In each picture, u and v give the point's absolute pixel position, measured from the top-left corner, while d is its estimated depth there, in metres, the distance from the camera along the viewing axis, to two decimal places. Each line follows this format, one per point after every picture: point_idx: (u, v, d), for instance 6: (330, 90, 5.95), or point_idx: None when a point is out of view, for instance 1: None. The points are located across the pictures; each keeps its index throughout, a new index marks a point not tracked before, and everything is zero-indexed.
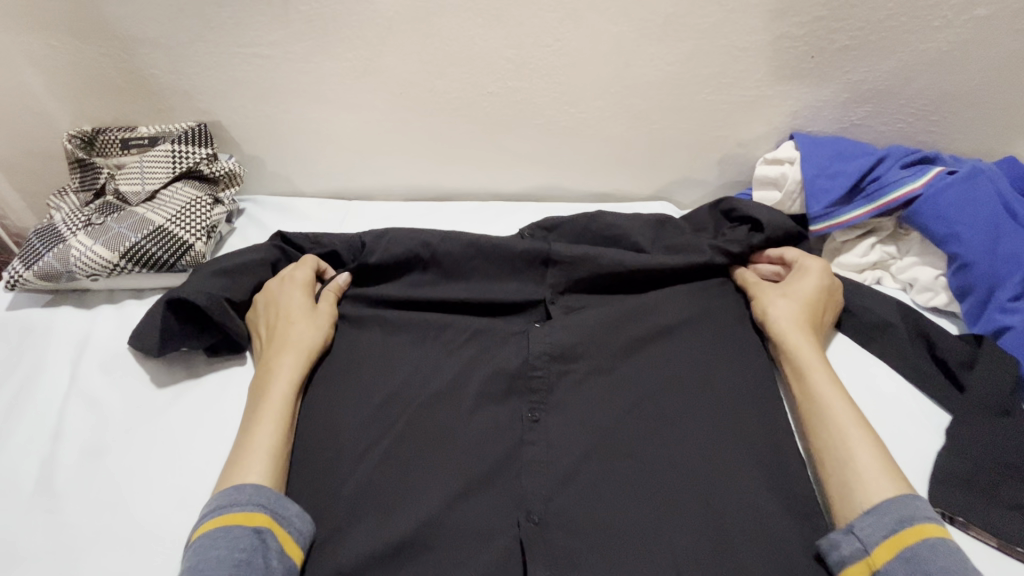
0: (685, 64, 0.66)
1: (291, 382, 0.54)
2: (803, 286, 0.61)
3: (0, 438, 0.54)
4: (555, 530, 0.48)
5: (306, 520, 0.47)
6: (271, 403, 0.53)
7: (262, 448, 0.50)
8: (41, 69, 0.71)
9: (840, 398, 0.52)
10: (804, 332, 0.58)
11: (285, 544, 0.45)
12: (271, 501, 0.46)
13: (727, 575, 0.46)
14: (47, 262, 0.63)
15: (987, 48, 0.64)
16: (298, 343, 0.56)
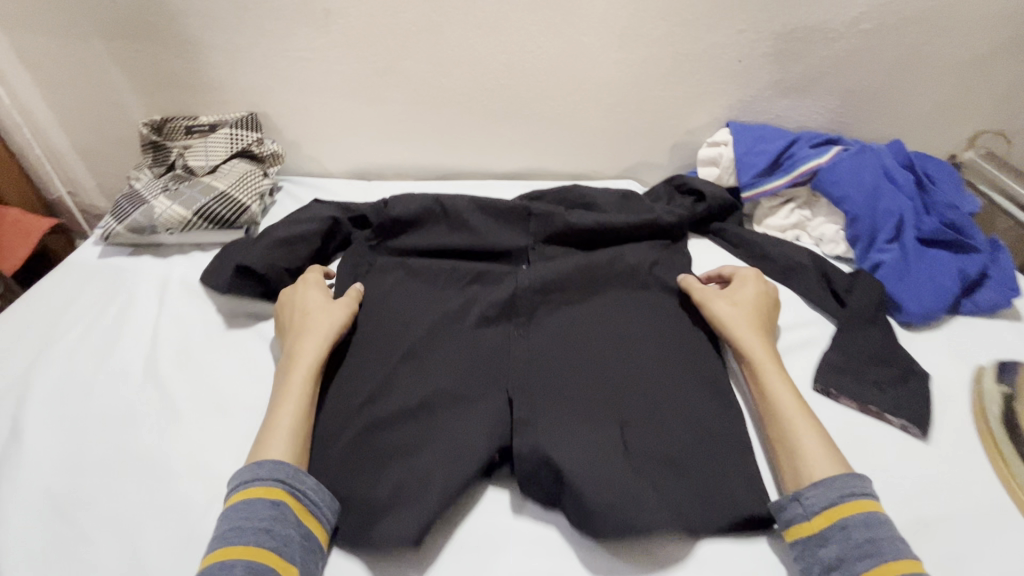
0: (640, 66, 0.84)
1: (316, 360, 0.61)
2: (744, 292, 0.69)
3: (112, 338, 0.68)
4: (535, 398, 0.60)
5: (323, 494, 0.52)
6: (298, 378, 0.59)
7: (293, 414, 0.56)
8: (124, 69, 0.88)
9: (784, 379, 0.60)
10: (754, 326, 0.65)
11: (302, 515, 0.50)
12: (290, 475, 0.51)
13: (670, 429, 0.58)
14: (136, 218, 0.80)
15: (872, 53, 0.82)
16: (323, 330, 0.64)
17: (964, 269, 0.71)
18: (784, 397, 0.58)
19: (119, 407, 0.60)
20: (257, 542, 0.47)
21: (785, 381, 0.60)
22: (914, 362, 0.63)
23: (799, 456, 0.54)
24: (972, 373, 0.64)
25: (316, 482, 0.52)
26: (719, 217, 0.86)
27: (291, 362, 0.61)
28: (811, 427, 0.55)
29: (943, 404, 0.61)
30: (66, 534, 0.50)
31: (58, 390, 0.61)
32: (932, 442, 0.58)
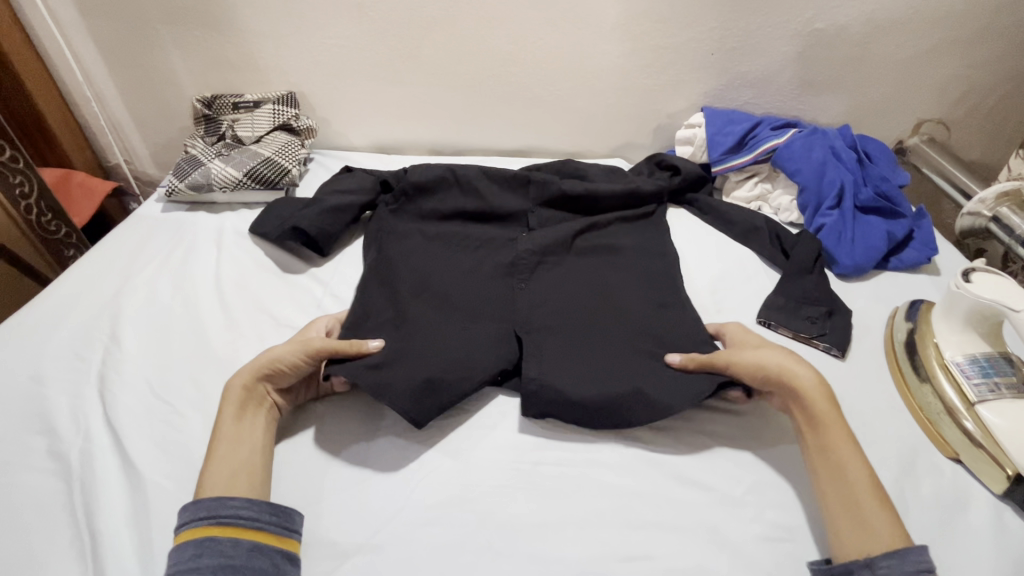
0: (627, 57, 0.97)
1: (240, 392, 0.61)
2: (751, 342, 0.68)
3: (183, 275, 0.82)
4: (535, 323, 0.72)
5: (250, 506, 0.53)
6: (228, 412, 0.59)
7: (223, 449, 0.57)
8: (181, 52, 1.01)
9: (843, 435, 0.57)
10: (807, 371, 0.61)
11: (236, 534, 0.51)
12: (211, 507, 0.52)
13: (645, 358, 0.69)
14: (196, 178, 0.94)
15: (826, 50, 0.96)
16: (259, 360, 0.63)
17: (891, 230, 0.85)
18: (844, 462, 0.55)
19: (194, 326, 0.74)
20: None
21: (847, 443, 0.56)
22: (840, 302, 0.77)
23: (864, 520, 0.52)
24: (888, 313, 0.78)
25: (238, 498, 0.53)
26: (692, 189, 0.98)
27: (226, 396, 0.61)
28: (869, 491, 0.53)
29: (860, 335, 0.75)
30: (161, 409, 0.64)
31: (146, 311, 0.76)
32: (847, 359, 0.72)
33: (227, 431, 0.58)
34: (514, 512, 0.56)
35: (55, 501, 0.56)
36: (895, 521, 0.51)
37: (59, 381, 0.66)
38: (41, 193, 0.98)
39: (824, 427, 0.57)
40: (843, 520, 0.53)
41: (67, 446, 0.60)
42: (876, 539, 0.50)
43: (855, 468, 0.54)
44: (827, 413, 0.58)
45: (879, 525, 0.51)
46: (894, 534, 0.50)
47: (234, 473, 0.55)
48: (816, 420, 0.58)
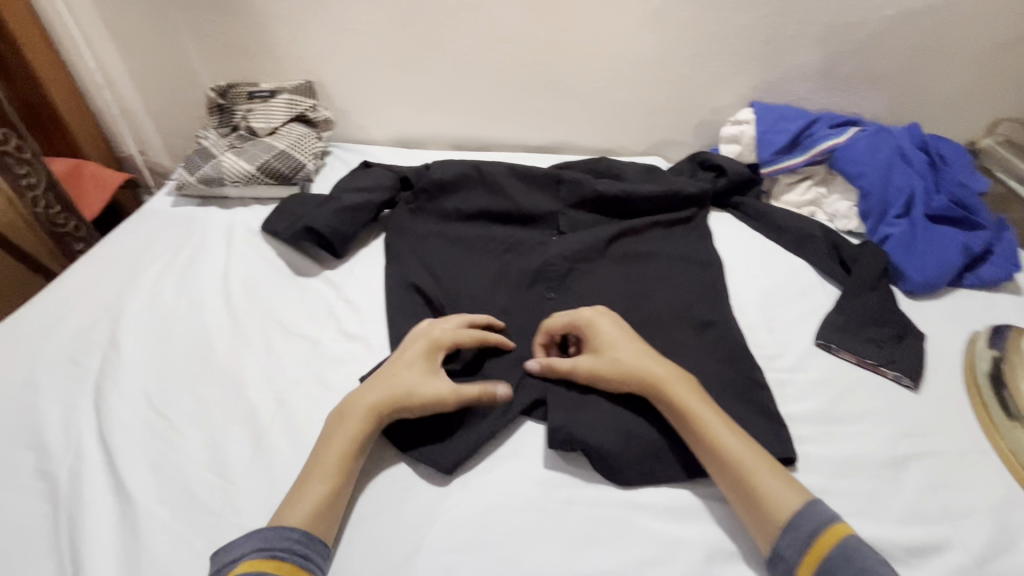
0: (671, 46, 0.89)
1: (370, 417, 0.55)
2: (605, 336, 0.60)
3: (190, 275, 0.77)
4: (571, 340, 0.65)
5: (306, 542, 0.48)
6: (352, 432, 0.54)
7: (326, 482, 0.51)
8: (194, 37, 0.96)
9: (711, 413, 0.54)
10: (658, 358, 0.58)
11: (287, 573, 0.46)
12: (271, 538, 0.47)
13: None
14: (207, 171, 0.89)
15: (895, 39, 0.86)
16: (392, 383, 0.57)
17: (968, 243, 0.75)
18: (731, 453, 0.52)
19: (198, 332, 0.69)
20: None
21: (716, 420, 0.54)
22: (911, 324, 0.69)
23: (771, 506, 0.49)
24: (965, 338, 0.69)
25: (299, 531, 0.48)
26: (739, 191, 0.89)
27: (347, 410, 0.55)
28: (758, 458, 0.52)
29: (934, 363, 0.66)
30: (159, 426, 0.59)
31: (148, 314, 0.71)
32: (921, 391, 0.63)
33: (339, 461, 0.52)
34: (544, 560, 0.49)
35: (41, 526, 0.51)
36: (783, 479, 0.51)
37: (54, 389, 0.62)
38: (49, 184, 0.94)
39: (693, 413, 0.54)
40: (746, 504, 0.50)
41: (56, 463, 0.55)
42: (779, 508, 0.49)
43: (737, 443, 0.53)
44: (685, 396, 0.55)
45: (778, 491, 0.50)
46: (788, 494, 0.49)
47: (327, 509, 0.50)
48: (679, 408, 0.55)
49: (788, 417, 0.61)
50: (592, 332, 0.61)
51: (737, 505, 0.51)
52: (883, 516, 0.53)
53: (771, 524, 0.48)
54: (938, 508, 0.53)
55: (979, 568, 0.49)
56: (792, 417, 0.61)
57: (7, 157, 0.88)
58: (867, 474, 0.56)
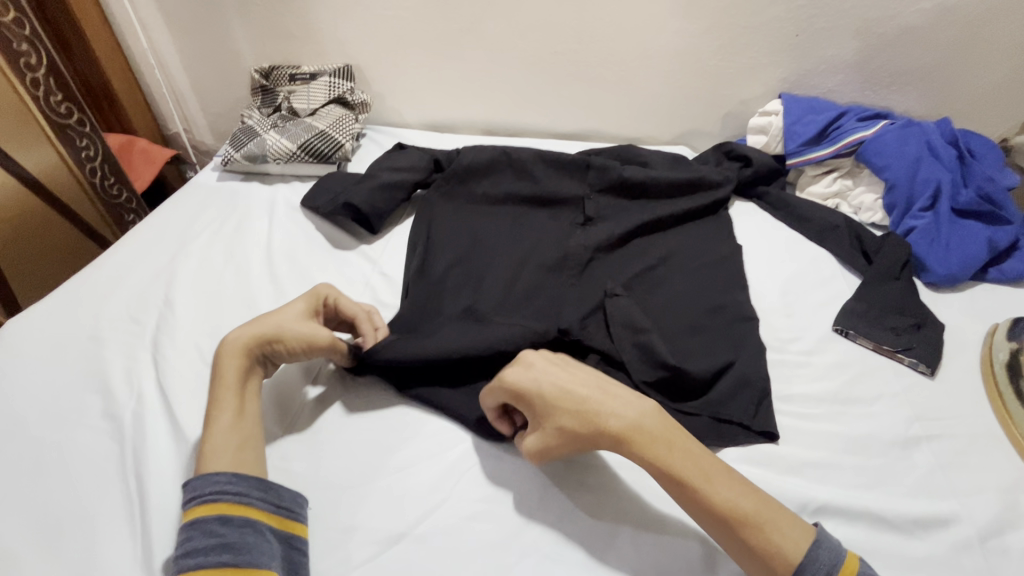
0: (702, 36, 0.90)
1: (240, 349, 0.57)
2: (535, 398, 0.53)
3: (236, 246, 0.82)
4: (589, 324, 0.68)
5: (232, 480, 0.49)
6: (226, 378, 0.56)
7: (227, 419, 0.53)
8: (243, 21, 1.01)
9: (692, 461, 0.49)
10: (617, 418, 0.51)
11: (222, 510, 0.48)
12: (188, 489, 0.48)
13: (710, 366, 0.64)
14: (251, 148, 0.94)
15: (929, 34, 0.86)
16: (258, 321, 0.59)
17: (994, 238, 0.76)
18: (721, 504, 0.47)
19: (244, 297, 0.74)
20: (190, 559, 0.45)
21: (691, 467, 0.49)
22: (930, 314, 0.70)
23: (764, 553, 0.46)
24: (985, 331, 0.70)
25: (223, 474, 0.49)
26: (764, 182, 0.90)
27: (218, 359, 0.57)
28: (754, 503, 0.48)
29: (951, 351, 0.68)
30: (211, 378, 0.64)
31: (198, 279, 0.76)
32: (936, 378, 0.65)
33: (231, 402, 0.55)
34: (564, 514, 0.53)
35: (109, 463, 0.57)
36: (783, 517, 0.48)
37: (116, 342, 0.67)
38: (105, 157, 1.00)
39: (668, 466, 0.49)
40: (733, 536, 0.47)
41: (120, 407, 0.61)
42: (781, 555, 0.46)
43: (726, 489, 0.48)
44: (658, 447, 0.50)
45: (782, 532, 0.46)
46: (793, 543, 0.46)
47: (239, 445, 0.52)
48: (654, 458, 0.49)
49: (803, 396, 0.63)
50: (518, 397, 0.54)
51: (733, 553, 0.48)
52: (893, 490, 0.55)
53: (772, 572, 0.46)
54: (946, 486, 0.55)
55: (983, 543, 0.51)
56: (807, 396, 0.63)
57: (70, 130, 0.94)
58: (878, 452, 0.58)
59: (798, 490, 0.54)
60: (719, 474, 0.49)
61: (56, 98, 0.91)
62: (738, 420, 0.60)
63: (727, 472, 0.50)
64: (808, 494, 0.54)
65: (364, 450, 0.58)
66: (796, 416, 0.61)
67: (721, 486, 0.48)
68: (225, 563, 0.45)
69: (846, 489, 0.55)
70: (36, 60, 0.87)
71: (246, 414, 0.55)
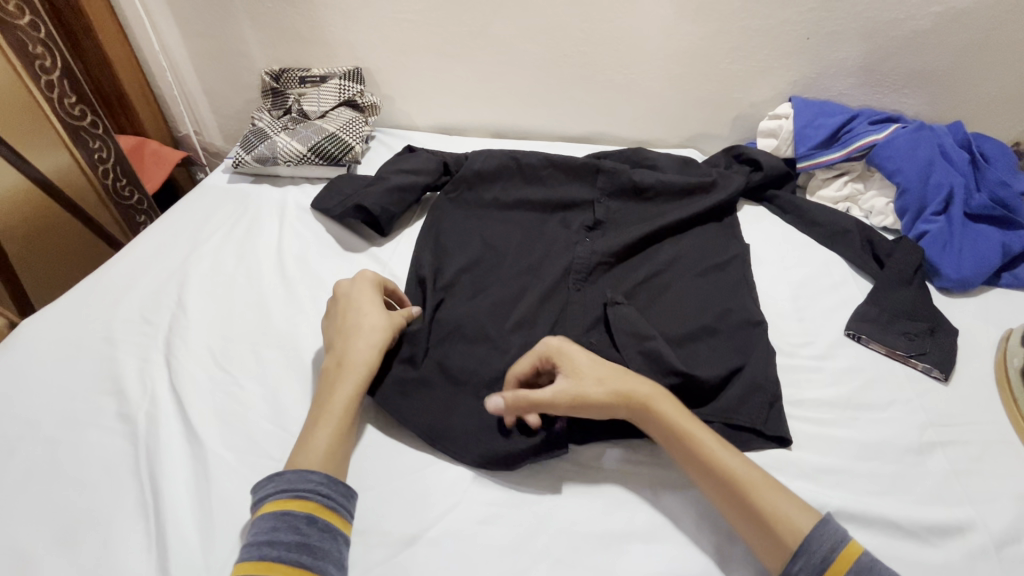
0: (712, 39, 0.90)
1: (370, 358, 0.59)
2: (581, 359, 0.57)
3: (247, 248, 0.82)
4: (591, 335, 0.68)
5: (327, 483, 0.51)
6: (348, 392, 0.57)
7: (333, 426, 0.55)
8: (253, 23, 1.01)
9: (706, 432, 0.54)
10: (644, 382, 0.57)
11: (312, 510, 0.49)
12: (290, 481, 0.50)
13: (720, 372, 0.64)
14: (262, 150, 0.94)
15: (942, 37, 0.86)
16: (367, 332, 0.61)
17: (1007, 242, 0.76)
18: (733, 474, 0.51)
19: (255, 298, 0.74)
20: (273, 551, 0.46)
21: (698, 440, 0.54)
22: (944, 319, 0.69)
23: (779, 525, 0.48)
24: (999, 336, 0.70)
25: (318, 474, 0.51)
26: (774, 185, 0.90)
27: (344, 370, 0.58)
28: (765, 479, 0.51)
29: (965, 357, 0.67)
30: (223, 379, 0.65)
31: (210, 280, 0.76)
32: (950, 384, 0.64)
33: (343, 408, 0.56)
34: (576, 519, 0.54)
35: (124, 463, 0.57)
36: (783, 490, 0.51)
37: (129, 343, 0.68)
38: (118, 159, 1.01)
39: (685, 433, 0.54)
40: (743, 505, 0.50)
41: (133, 407, 0.61)
42: (794, 528, 0.48)
43: (737, 461, 0.52)
44: (678, 417, 0.55)
45: (788, 504, 0.49)
46: (803, 514, 0.48)
47: (336, 452, 0.54)
48: (672, 427, 0.54)
49: (813, 401, 0.63)
50: (566, 355, 0.58)
51: (750, 530, 0.49)
52: (907, 497, 0.55)
53: (784, 545, 0.47)
54: (961, 493, 0.55)
55: (1000, 550, 0.51)
56: (820, 402, 0.63)
57: (83, 132, 0.95)
58: (893, 458, 0.58)
59: (811, 497, 0.54)
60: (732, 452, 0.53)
61: (70, 101, 0.92)
62: (750, 425, 0.59)
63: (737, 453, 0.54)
64: (821, 501, 0.53)
65: (374, 451, 0.58)
66: (808, 420, 0.61)
67: (733, 459, 0.52)
68: (304, 564, 0.46)
69: (860, 495, 0.54)
70: (50, 63, 0.88)
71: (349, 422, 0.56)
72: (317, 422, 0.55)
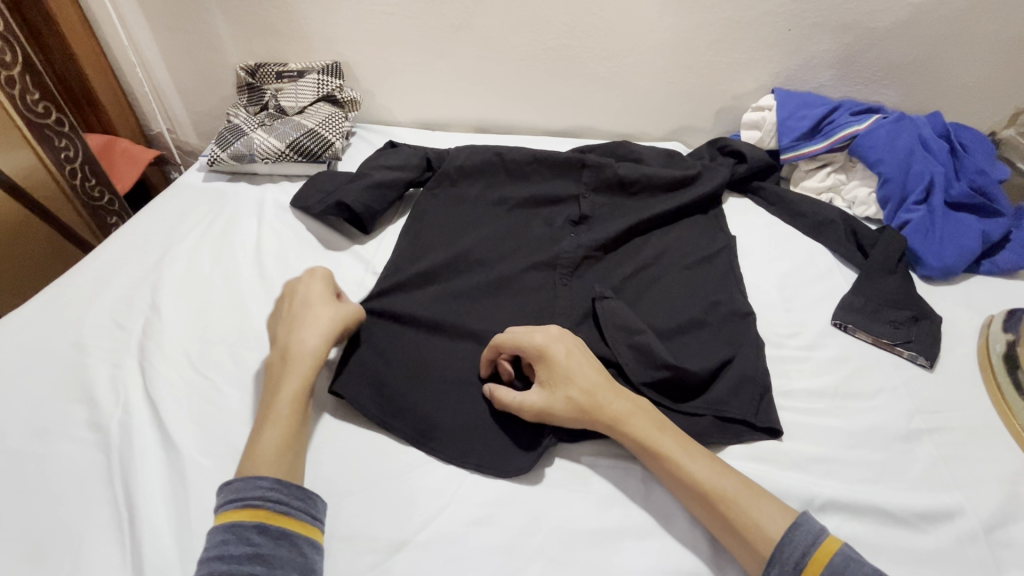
0: (695, 31, 0.90)
1: (318, 350, 0.58)
2: (558, 364, 0.57)
3: (224, 248, 0.79)
4: (580, 331, 0.67)
5: (277, 488, 0.49)
6: (294, 387, 0.55)
7: (281, 423, 0.53)
8: (227, 16, 0.98)
9: (677, 439, 0.53)
10: (615, 391, 0.56)
11: (262, 517, 0.47)
12: (237, 491, 0.48)
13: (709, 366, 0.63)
14: (238, 147, 0.91)
15: (920, 29, 0.87)
16: (313, 325, 0.59)
17: (986, 230, 0.76)
18: (704, 482, 0.50)
19: (233, 300, 0.72)
20: (221, 566, 0.43)
21: (678, 445, 0.53)
22: (928, 306, 0.70)
23: (749, 532, 0.47)
24: (980, 323, 0.71)
25: (267, 479, 0.49)
26: (758, 177, 0.90)
27: (289, 366, 0.57)
28: (736, 485, 0.50)
29: (950, 344, 0.68)
30: (200, 384, 0.62)
31: (185, 282, 0.74)
32: (935, 371, 0.65)
33: (290, 405, 0.54)
34: (568, 516, 0.53)
35: (95, 475, 0.54)
36: (760, 498, 0.49)
37: (100, 349, 0.65)
38: (86, 158, 0.97)
39: (655, 442, 0.53)
40: (715, 513, 0.49)
41: (105, 416, 0.58)
42: (765, 537, 0.47)
43: (708, 469, 0.51)
44: (647, 428, 0.54)
45: (764, 513, 0.48)
46: (775, 520, 0.47)
47: (287, 449, 0.52)
48: (642, 437, 0.53)
49: (802, 391, 0.63)
50: (544, 360, 0.57)
51: (724, 538, 0.49)
52: (896, 484, 0.55)
53: (756, 552, 0.47)
54: (949, 479, 0.55)
55: (988, 535, 0.51)
56: (808, 391, 0.63)
57: (48, 130, 0.91)
58: (881, 446, 0.58)
59: (803, 487, 0.54)
60: (705, 457, 0.52)
61: (32, 98, 0.87)
62: (742, 418, 0.59)
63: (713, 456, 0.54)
64: (814, 491, 0.53)
65: (360, 453, 0.57)
66: (798, 411, 0.61)
67: (705, 465, 0.51)
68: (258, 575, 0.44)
69: (851, 484, 0.54)
70: (10, 58, 0.83)
71: (299, 419, 0.54)
72: (265, 420, 0.53)
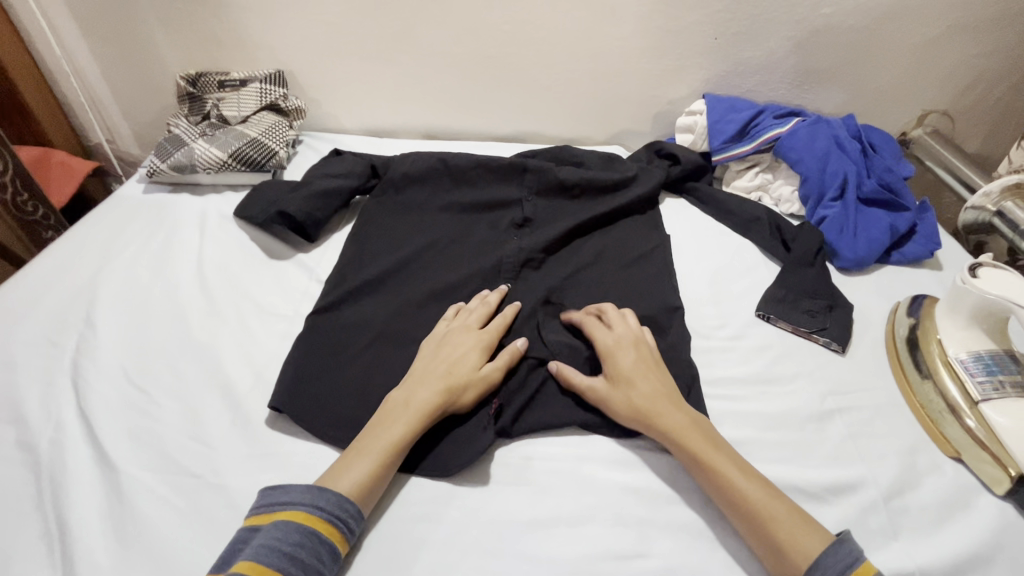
0: (628, 39, 0.94)
1: (434, 402, 0.58)
2: (625, 366, 0.61)
3: (163, 260, 0.79)
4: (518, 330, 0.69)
5: (357, 516, 0.51)
6: (400, 431, 0.56)
7: (371, 460, 0.53)
8: (164, 25, 0.97)
9: (728, 456, 0.55)
10: (676, 406, 0.58)
11: (335, 538, 0.49)
12: (332, 502, 0.50)
13: None
14: (178, 157, 0.90)
15: (833, 37, 0.93)
16: (443, 373, 0.60)
17: (894, 224, 0.83)
18: (750, 497, 0.52)
19: (171, 312, 0.71)
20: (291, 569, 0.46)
21: (727, 460, 0.55)
22: (841, 296, 0.75)
23: (786, 548, 0.49)
24: (888, 309, 0.76)
25: (355, 506, 0.51)
26: (692, 178, 0.95)
27: (404, 406, 0.58)
28: (785, 507, 0.52)
29: (860, 330, 0.73)
30: (137, 398, 0.62)
31: (122, 295, 0.73)
32: (847, 355, 0.70)
33: (394, 444, 0.55)
34: (504, 508, 0.55)
35: (25, 493, 0.54)
36: (808, 526, 0.50)
37: (31, 367, 0.64)
38: (16, 171, 0.94)
39: (707, 457, 0.55)
40: (755, 527, 0.51)
41: (35, 434, 0.58)
42: (804, 553, 0.49)
43: (755, 486, 0.53)
44: (704, 442, 0.56)
45: (801, 535, 0.50)
46: (815, 540, 0.49)
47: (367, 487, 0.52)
48: (695, 450, 0.55)
49: (726, 379, 0.67)
50: (610, 359, 0.62)
51: (767, 556, 0.50)
52: (808, 461, 0.59)
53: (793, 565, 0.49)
54: (854, 453, 0.60)
55: (887, 503, 0.56)
56: (733, 379, 0.67)
57: None
58: (796, 427, 0.62)
59: None
60: (756, 476, 0.54)
61: None
62: None
63: (770, 481, 0.55)
64: None
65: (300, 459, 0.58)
66: (722, 398, 0.65)
67: (756, 484, 0.53)
68: None
69: (767, 463, 0.59)
70: None
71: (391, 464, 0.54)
72: (358, 453, 0.54)
